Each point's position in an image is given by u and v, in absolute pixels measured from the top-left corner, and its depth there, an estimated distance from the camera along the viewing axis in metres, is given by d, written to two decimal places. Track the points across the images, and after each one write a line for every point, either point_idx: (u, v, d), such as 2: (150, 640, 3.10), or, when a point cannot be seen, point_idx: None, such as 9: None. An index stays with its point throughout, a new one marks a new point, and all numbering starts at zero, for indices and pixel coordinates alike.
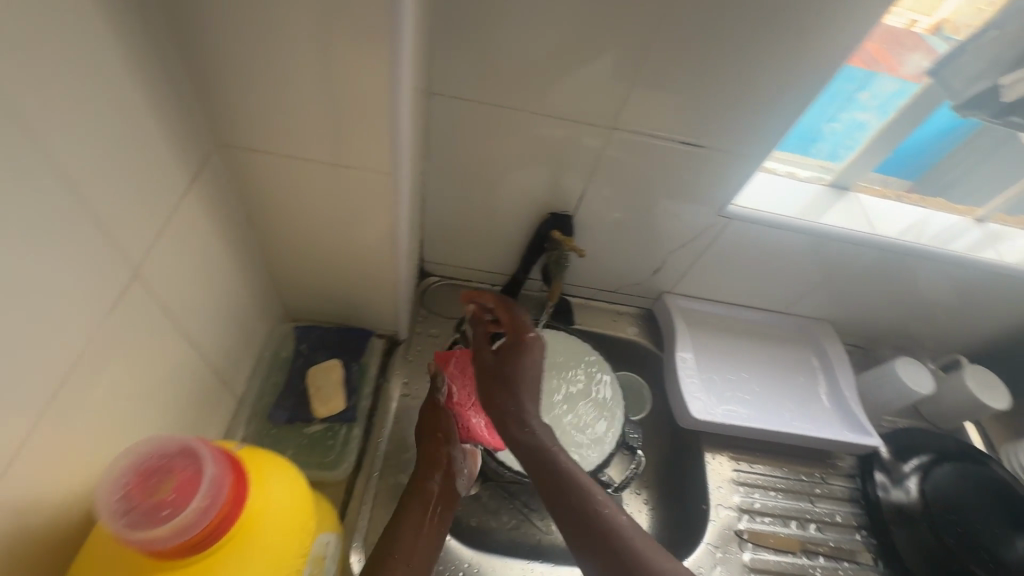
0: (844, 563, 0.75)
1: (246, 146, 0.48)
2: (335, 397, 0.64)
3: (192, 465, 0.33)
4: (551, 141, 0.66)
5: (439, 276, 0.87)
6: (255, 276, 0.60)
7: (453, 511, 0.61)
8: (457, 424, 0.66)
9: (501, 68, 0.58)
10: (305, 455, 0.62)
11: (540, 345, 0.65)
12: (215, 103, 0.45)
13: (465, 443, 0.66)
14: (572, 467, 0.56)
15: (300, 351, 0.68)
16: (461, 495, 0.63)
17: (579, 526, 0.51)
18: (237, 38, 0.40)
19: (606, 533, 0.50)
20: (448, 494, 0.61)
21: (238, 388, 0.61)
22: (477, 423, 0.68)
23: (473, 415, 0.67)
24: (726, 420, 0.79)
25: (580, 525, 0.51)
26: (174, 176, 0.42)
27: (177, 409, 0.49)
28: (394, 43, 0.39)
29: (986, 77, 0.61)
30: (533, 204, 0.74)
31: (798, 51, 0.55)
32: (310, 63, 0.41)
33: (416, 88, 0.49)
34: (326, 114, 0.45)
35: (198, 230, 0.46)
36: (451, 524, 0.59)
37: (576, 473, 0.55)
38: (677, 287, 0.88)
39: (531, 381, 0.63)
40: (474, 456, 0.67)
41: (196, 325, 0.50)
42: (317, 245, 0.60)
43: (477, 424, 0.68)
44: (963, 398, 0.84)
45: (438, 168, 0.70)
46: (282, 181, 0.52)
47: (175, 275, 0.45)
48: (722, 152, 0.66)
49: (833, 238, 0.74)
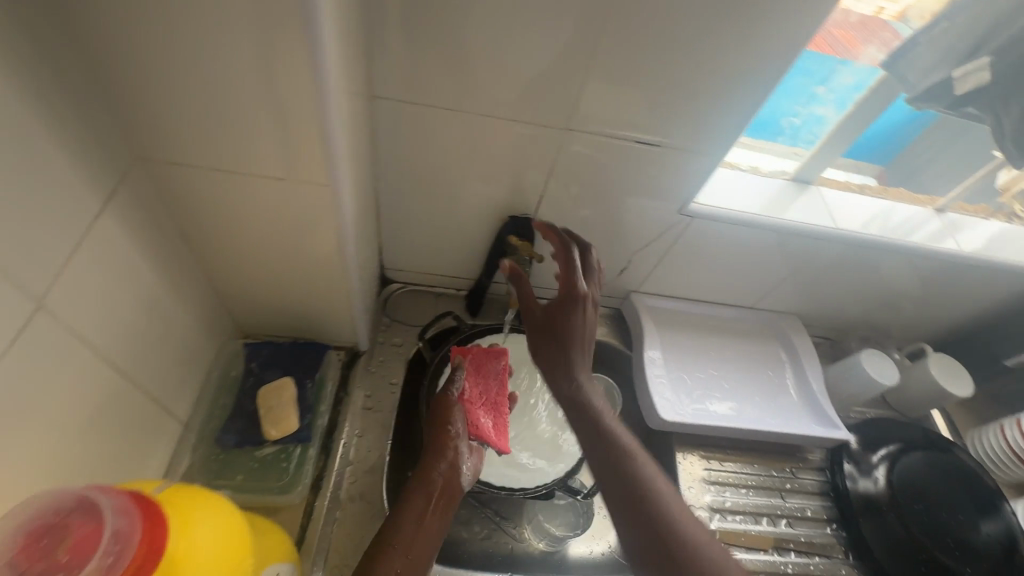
0: (815, 558, 0.76)
1: (169, 160, 0.45)
2: (287, 418, 0.62)
3: (92, 519, 0.31)
4: (504, 143, 0.64)
5: (400, 283, 0.85)
6: (195, 295, 0.57)
7: (453, 508, 0.57)
8: (466, 420, 0.64)
9: (446, 70, 0.56)
10: (257, 480, 0.60)
11: (597, 304, 0.61)
12: (128, 115, 0.42)
13: (471, 439, 0.64)
14: (616, 426, 0.55)
15: (249, 369, 0.65)
16: (463, 491, 0.59)
17: (618, 483, 0.51)
18: (143, 48, 0.37)
19: (643, 496, 0.50)
20: (451, 486, 0.57)
21: (181, 412, 0.58)
22: (484, 423, 0.66)
23: (483, 414, 0.67)
24: (696, 420, 0.78)
25: (619, 482, 0.51)
26: (83, 197, 0.39)
27: (107, 442, 0.47)
28: (314, 49, 0.37)
29: (939, 69, 0.60)
30: (491, 207, 0.72)
31: (747, 47, 0.54)
32: (226, 72, 0.39)
33: (352, 94, 0.47)
34: (251, 125, 0.43)
35: (117, 253, 0.43)
36: (452, 520, 0.55)
37: (620, 432, 0.54)
38: (643, 286, 0.87)
39: (582, 337, 0.60)
40: (478, 455, 0.63)
41: (125, 351, 0.47)
42: (262, 260, 0.57)
43: (485, 424, 0.66)
44: (926, 386, 0.85)
45: (389, 174, 0.67)
46: (214, 195, 0.49)
47: (93, 302, 0.42)
48: (679, 150, 0.64)
49: (797, 233, 0.73)
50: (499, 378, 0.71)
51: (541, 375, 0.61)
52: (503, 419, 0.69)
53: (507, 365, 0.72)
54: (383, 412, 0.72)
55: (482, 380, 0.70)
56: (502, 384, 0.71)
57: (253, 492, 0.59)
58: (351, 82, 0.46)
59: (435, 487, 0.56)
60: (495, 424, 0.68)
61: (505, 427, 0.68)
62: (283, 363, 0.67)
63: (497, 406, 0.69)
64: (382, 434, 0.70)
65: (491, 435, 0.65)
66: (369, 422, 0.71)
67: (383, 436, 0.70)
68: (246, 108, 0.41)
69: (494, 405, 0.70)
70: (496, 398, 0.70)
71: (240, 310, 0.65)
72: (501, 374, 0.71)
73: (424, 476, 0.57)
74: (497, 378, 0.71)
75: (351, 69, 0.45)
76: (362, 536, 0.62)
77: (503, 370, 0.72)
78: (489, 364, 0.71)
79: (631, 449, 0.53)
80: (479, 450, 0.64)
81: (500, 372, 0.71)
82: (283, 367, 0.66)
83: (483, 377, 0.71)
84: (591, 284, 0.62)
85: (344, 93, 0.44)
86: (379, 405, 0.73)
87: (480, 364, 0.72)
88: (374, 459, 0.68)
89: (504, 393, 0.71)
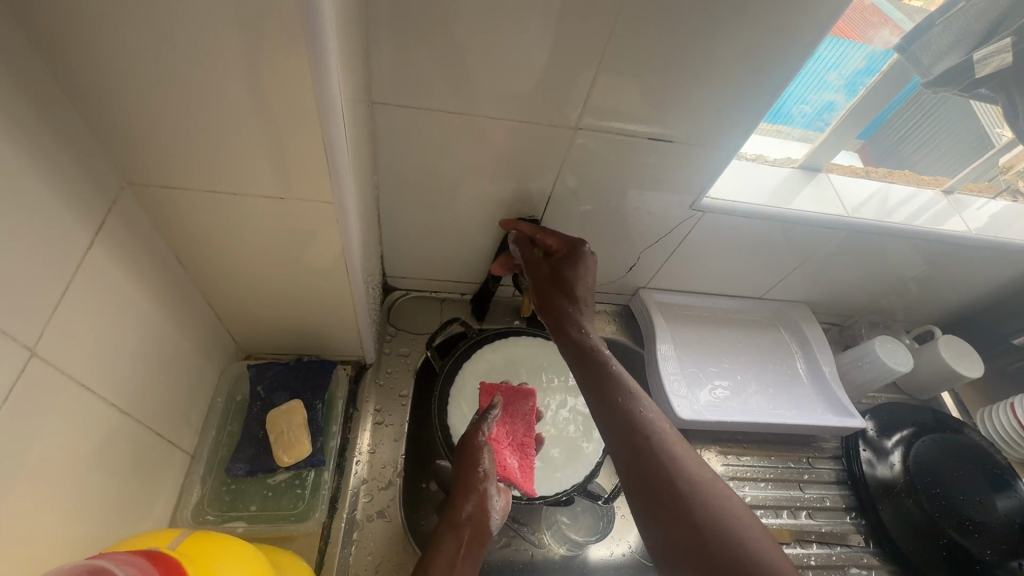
0: (836, 548, 0.76)
1: (161, 185, 0.42)
2: (299, 443, 0.59)
3: None
4: (508, 145, 0.61)
5: (404, 290, 0.82)
6: (196, 320, 0.55)
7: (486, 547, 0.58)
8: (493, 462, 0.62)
9: (449, 73, 0.53)
10: (272, 508, 0.58)
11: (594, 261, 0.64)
12: (113, 140, 0.38)
13: (498, 481, 0.63)
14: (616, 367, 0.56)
15: (256, 394, 0.62)
16: (494, 530, 0.59)
17: (615, 415, 0.52)
18: (128, 69, 0.34)
19: (641, 432, 0.50)
20: (480, 528, 0.58)
21: (187, 443, 0.56)
22: (511, 464, 0.65)
23: (509, 455, 0.64)
24: (714, 416, 0.77)
25: (617, 415, 0.52)
26: (73, 233, 0.36)
27: (115, 485, 0.44)
28: (316, 62, 0.34)
29: (955, 52, 0.59)
30: (497, 210, 0.70)
31: (761, 38, 0.52)
32: (221, 91, 0.36)
33: (354, 105, 0.44)
34: (250, 145, 0.40)
35: (111, 287, 0.41)
36: (481, 563, 0.57)
37: (621, 373, 0.55)
38: (652, 282, 0.86)
39: (587, 289, 0.62)
40: (505, 497, 0.62)
41: (127, 389, 0.44)
42: (265, 280, 0.55)
43: (511, 465, 0.64)
44: (937, 369, 0.85)
45: (392, 182, 0.65)
46: (211, 218, 0.46)
47: (89, 341, 0.39)
48: (689, 144, 0.62)
49: (811, 221, 0.71)
50: (527, 418, 0.68)
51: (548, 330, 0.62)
52: (530, 462, 0.66)
53: (535, 406, 0.69)
54: (395, 425, 0.71)
55: (510, 420, 0.67)
56: (530, 424, 0.68)
57: (267, 522, 0.57)
58: (353, 92, 0.43)
59: (465, 531, 0.57)
60: (522, 466, 0.65)
61: (532, 470, 0.66)
62: (290, 383, 0.64)
63: (525, 447, 0.66)
64: (396, 449, 0.69)
65: (517, 478, 0.64)
66: (381, 437, 0.69)
67: (396, 450, 0.69)
68: (245, 128, 0.38)
69: (521, 445, 0.67)
70: (524, 439, 0.67)
71: (242, 330, 0.62)
72: (530, 415, 0.68)
73: (455, 518, 0.58)
74: (526, 419, 0.68)
75: (352, 79, 0.43)
76: (383, 555, 0.62)
77: (532, 410, 0.68)
78: (518, 403, 0.68)
79: (647, 417, 0.51)
80: (506, 492, 0.63)
81: (528, 413, 0.68)
82: (291, 388, 0.64)
83: (512, 416, 0.68)
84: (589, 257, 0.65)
85: (347, 105, 0.41)
86: (390, 418, 0.71)
87: (509, 403, 0.68)
88: (389, 474, 0.67)
89: (532, 434, 0.67)
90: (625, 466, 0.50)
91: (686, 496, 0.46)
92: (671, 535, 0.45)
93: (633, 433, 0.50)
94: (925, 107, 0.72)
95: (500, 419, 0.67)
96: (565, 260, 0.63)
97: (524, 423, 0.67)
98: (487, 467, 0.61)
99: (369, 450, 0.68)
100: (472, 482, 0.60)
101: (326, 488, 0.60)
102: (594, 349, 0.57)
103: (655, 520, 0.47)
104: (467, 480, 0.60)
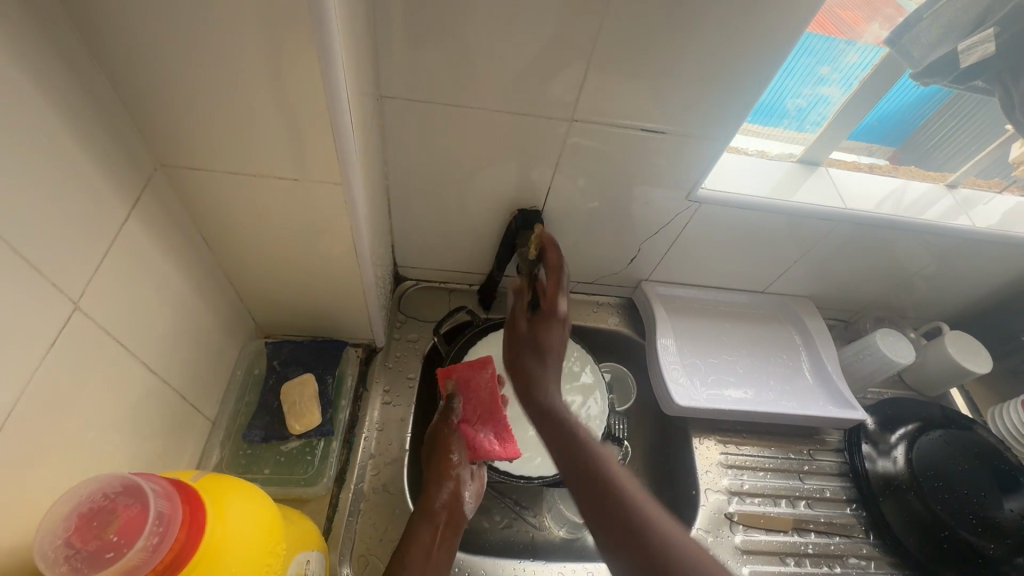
0: (836, 538, 0.76)
1: (188, 165, 0.47)
2: (309, 412, 0.64)
3: (137, 502, 0.30)
4: (510, 137, 0.65)
5: (414, 280, 0.87)
6: (218, 297, 0.60)
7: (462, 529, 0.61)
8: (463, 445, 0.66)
9: (452, 68, 0.57)
10: (284, 473, 0.62)
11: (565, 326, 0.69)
12: (147, 124, 0.43)
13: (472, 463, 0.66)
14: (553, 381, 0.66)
15: (271, 368, 0.67)
16: (469, 513, 0.62)
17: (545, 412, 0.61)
18: (162, 59, 0.39)
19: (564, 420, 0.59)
20: (455, 514, 0.61)
21: (208, 410, 0.60)
22: (485, 438, 0.67)
23: (479, 432, 0.67)
24: (711, 404, 0.78)
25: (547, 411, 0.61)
26: (113, 204, 0.41)
27: (143, 440, 0.49)
28: (324, 52, 0.38)
29: (942, 46, 0.59)
30: (501, 202, 0.73)
31: (748, 34, 0.54)
32: (241, 79, 0.40)
33: (361, 97, 0.48)
34: (266, 129, 0.44)
35: (143, 256, 0.46)
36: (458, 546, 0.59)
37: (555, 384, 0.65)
38: (654, 275, 0.88)
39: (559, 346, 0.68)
40: (480, 479, 0.66)
41: (156, 351, 0.49)
42: (280, 262, 0.59)
43: (484, 440, 0.67)
44: (944, 364, 0.85)
45: (401, 173, 0.69)
46: (232, 200, 0.51)
47: (125, 303, 0.44)
48: (685, 136, 0.64)
49: (808, 216, 0.73)
50: (489, 388, 0.69)
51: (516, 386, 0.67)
52: (503, 428, 0.68)
53: (496, 372, 0.70)
54: (401, 405, 0.74)
55: (473, 395, 0.69)
56: (494, 392, 0.69)
57: (278, 485, 0.61)
58: (360, 84, 0.47)
59: (439, 519, 0.59)
60: (498, 435, 0.68)
61: (509, 434, 0.68)
62: (303, 359, 0.68)
63: (495, 417, 0.68)
64: (402, 426, 0.73)
65: (493, 449, 0.66)
66: (389, 415, 0.73)
67: (402, 428, 0.72)
68: (262, 114, 0.43)
69: (492, 416, 0.69)
70: (493, 408, 0.69)
71: (261, 310, 0.67)
72: (492, 383, 0.70)
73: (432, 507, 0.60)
74: (488, 388, 0.69)
75: (359, 72, 0.47)
76: (387, 524, 0.65)
77: (492, 377, 0.69)
78: (474, 377, 0.70)
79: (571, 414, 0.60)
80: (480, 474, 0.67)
81: (489, 381, 0.69)
82: (304, 363, 0.68)
83: (474, 390, 0.70)
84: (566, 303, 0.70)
85: (354, 95, 0.45)
86: (397, 399, 0.75)
87: (469, 379, 0.70)
88: (394, 450, 0.71)
89: (498, 400, 0.69)
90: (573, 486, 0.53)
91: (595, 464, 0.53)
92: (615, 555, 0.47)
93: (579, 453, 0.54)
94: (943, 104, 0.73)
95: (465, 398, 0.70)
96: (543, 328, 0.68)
97: (487, 393, 0.69)
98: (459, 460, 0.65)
99: (377, 428, 0.71)
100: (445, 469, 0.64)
101: (334, 457, 0.64)
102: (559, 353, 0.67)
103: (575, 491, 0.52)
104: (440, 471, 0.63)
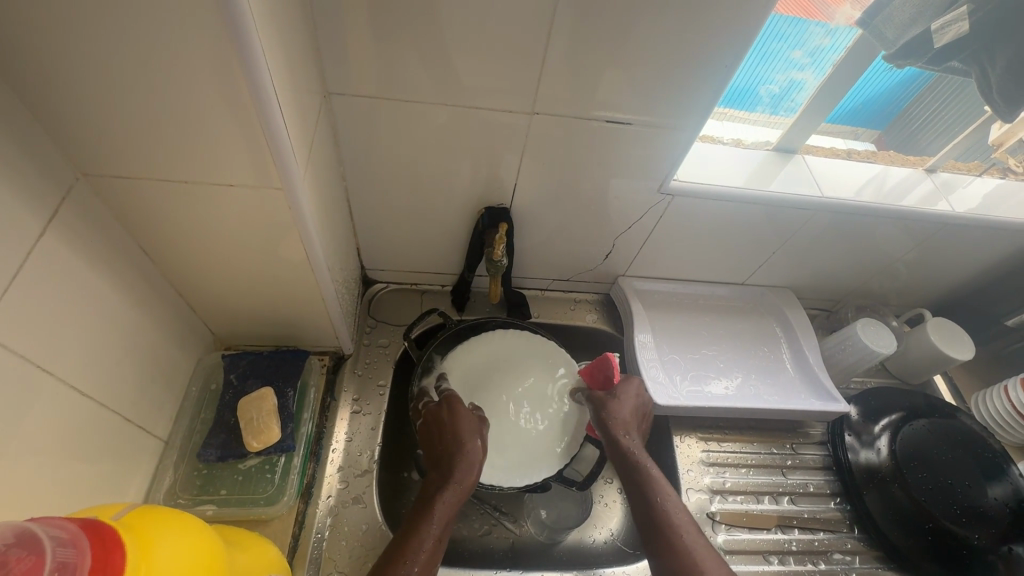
0: (820, 534, 0.75)
1: (113, 175, 0.44)
2: (267, 430, 0.61)
3: (33, 553, 0.27)
4: (469, 134, 0.62)
5: (384, 283, 0.84)
6: (164, 312, 0.56)
7: (467, 491, 0.57)
8: (459, 417, 0.62)
9: (400, 62, 0.54)
10: (242, 491, 0.60)
11: (631, 403, 0.68)
12: (59, 131, 0.40)
13: (478, 421, 0.63)
14: (617, 389, 0.69)
15: (228, 383, 0.64)
16: (477, 471, 0.58)
17: (601, 418, 0.66)
18: (68, 62, 0.35)
19: (611, 428, 0.65)
20: (469, 470, 0.58)
21: (158, 430, 0.58)
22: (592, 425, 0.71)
23: (607, 407, 0.67)
24: (691, 402, 0.76)
25: (602, 418, 0.66)
26: (23, 221, 0.38)
27: (82, 469, 0.46)
28: (241, 45, 0.35)
29: (917, 25, 0.57)
30: (466, 201, 0.71)
31: (710, 19, 0.51)
32: (159, 81, 0.37)
33: (299, 95, 0.45)
34: (193, 133, 0.41)
35: (66, 273, 0.42)
36: (457, 509, 0.55)
37: (618, 392, 0.68)
38: (630, 270, 0.86)
39: (630, 419, 0.66)
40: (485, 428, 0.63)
41: (91, 373, 0.46)
42: (229, 272, 0.56)
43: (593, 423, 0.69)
44: (926, 352, 0.84)
45: (358, 174, 0.66)
46: (167, 210, 0.48)
47: (46, 325, 0.41)
48: (652, 126, 0.62)
49: (784, 205, 0.70)
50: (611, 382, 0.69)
51: (596, 422, 0.67)
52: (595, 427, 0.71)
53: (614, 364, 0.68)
54: (372, 414, 0.72)
55: (597, 382, 0.70)
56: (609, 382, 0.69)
57: (238, 506, 0.59)
58: (296, 80, 0.44)
59: (449, 475, 0.57)
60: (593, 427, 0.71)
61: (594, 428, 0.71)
62: (262, 372, 0.65)
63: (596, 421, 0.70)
64: (373, 436, 0.70)
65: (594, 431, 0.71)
66: (359, 425, 0.70)
67: (373, 438, 0.70)
68: (186, 118, 0.40)
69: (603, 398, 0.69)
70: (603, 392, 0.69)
71: (216, 321, 0.64)
72: (611, 378, 0.69)
73: (442, 465, 0.58)
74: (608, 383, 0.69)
75: (294, 67, 0.43)
76: (357, 541, 0.63)
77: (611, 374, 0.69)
78: (604, 368, 0.69)
79: (622, 424, 0.65)
80: (485, 426, 0.63)
81: (609, 377, 0.69)
82: (263, 377, 0.65)
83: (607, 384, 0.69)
84: (627, 389, 0.69)
85: (286, 92, 0.42)
86: (367, 407, 0.72)
87: (602, 371, 0.69)
88: (364, 463, 0.68)
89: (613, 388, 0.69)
90: (637, 516, 0.59)
91: (639, 479, 0.60)
92: (657, 559, 0.55)
93: (627, 465, 0.61)
94: (924, 87, 0.71)
95: (595, 380, 0.70)
96: (623, 410, 0.66)
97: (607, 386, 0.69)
98: (481, 438, 0.61)
99: (346, 439, 0.69)
100: (467, 437, 0.60)
101: (296, 473, 0.62)
102: (639, 412, 0.68)
103: (629, 488, 0.61)
104: (462, 436, 0.60)
